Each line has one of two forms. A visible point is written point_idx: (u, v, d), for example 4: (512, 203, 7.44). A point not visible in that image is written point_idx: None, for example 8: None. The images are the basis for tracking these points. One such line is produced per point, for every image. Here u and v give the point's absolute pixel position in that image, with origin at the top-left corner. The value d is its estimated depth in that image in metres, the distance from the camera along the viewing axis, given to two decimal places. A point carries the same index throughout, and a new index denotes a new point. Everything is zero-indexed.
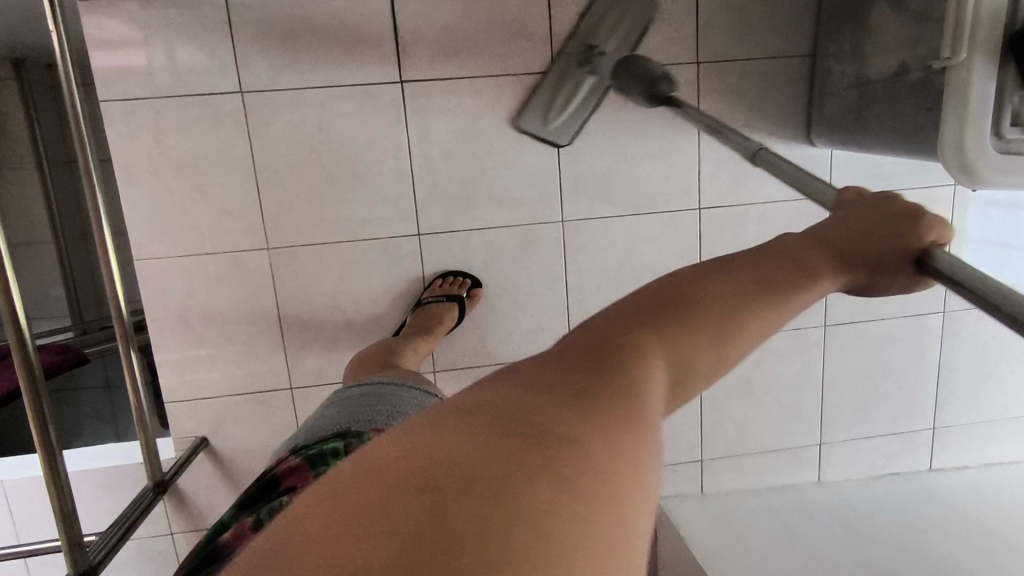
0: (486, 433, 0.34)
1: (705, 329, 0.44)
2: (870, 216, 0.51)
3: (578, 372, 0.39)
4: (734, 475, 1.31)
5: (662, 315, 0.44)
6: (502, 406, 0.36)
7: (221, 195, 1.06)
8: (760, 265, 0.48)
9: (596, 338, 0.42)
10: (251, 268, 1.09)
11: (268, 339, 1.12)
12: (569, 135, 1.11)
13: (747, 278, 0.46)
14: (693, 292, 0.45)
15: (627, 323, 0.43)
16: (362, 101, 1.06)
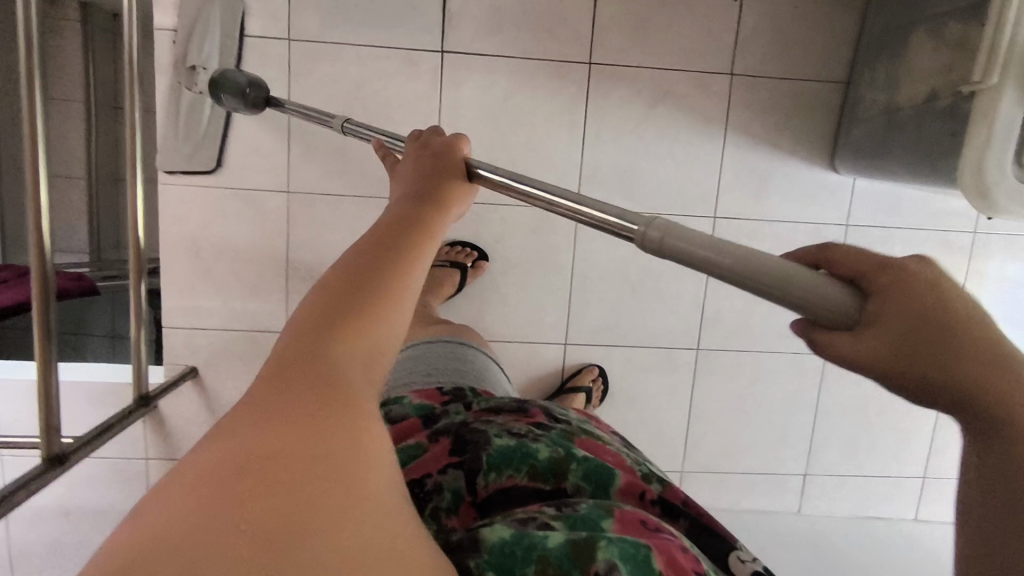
0: (265, 436, 0.39)
1: (381, 301, 0.49)
2: (435, 159, 0.65)
3: (310, 341, 0.45)
4: (712, 491, 1.30)
5: (340, 312, 0.47)
6: (224, 467, 0.37)
7: (252, 134, 1.09)
8: (391, 237, 0.55)
9: (281, 362, 0.44)
10: (269, 208, 1.11)
11: (272, 280, 1.14)
12: (207, 158, 1.08)
13: (383, 253, 0.53)
14: (353, 285, 0.49)
15: (302, 335, 0.46)
16: (401, 64, 1.08)
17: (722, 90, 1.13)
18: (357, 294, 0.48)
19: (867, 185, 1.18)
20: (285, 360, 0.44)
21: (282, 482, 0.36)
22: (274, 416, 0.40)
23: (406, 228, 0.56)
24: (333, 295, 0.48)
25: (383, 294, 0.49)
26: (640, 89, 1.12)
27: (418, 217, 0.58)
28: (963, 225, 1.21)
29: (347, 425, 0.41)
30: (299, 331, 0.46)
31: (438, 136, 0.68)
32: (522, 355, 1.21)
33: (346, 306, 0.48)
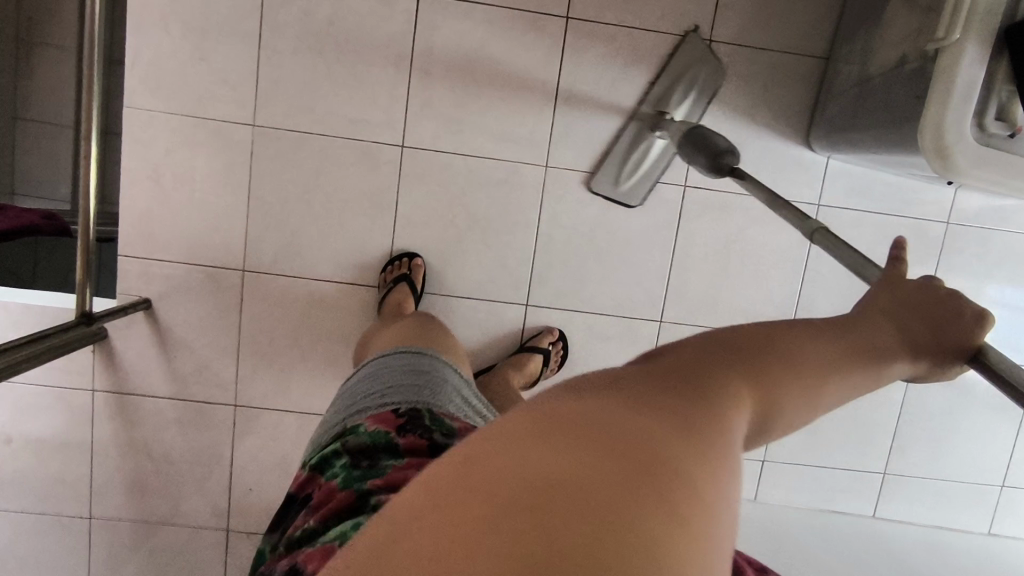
0: (571, 439, 0.33)
1: (788, 368, 0.44)
2: (920, 295, 0.52)
3: (664, 374, 0.41)
4: None
5: (745, 358, 0.43)
6: (573, 413, 0.36)
7: (221, 63, 1.07)
8: (848, 338, 0.48)
9: (681, 365, 0.42)
10: (234, 140, 1.10)
11: (233, 214, 1.12)
12: (639, 198, 1.15)
13: (839, 346, 0.47)
14: (781, 346, 0.45)
15: (716, 359, 0.43)
16: (376, 3, 1.07)
17: (700, 56, 1.12)
18: (710, 377, 0.41)
19: (843, 166, 1.16)
20: (616, 386, 0.39)
21: (574, 501, 0.30)
22: (579, 418, 0.35)
23: (858, 348, 0.47)
24: (718, 365, 0.42)
25: (739, 384, 0.41)
26: (616, 49, 1.11)
27: (874, 344, 0.48)
28: (938, 216, 1.18)
29: (662, 473, 0.32)
30: (658, 372, 0.41)
31: (961, 304, 0.51)
32: (483, 314, 1.18)
33: (702, 374, 0.41)
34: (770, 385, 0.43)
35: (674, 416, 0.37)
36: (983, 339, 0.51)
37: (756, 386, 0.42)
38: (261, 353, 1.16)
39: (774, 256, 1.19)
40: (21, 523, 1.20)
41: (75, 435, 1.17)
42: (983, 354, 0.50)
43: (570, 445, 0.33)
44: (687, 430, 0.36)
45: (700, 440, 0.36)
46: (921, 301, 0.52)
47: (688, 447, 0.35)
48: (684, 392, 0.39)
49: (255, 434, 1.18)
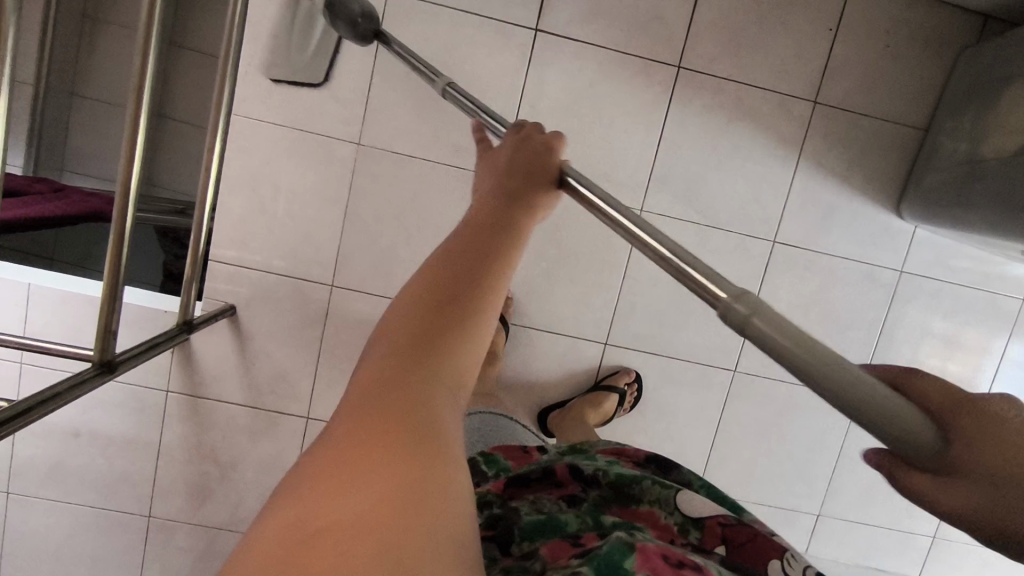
0: (302, 524, 0.34)
1: (454, 325, 0.43)
2: (515, 154, 0.57)
3: (357, 408, 0.39)
4: None
5: (416, 332, 0.43)
6: (291, 531, 0.34)
7: (334, 80, 1.08)
8: (478, 240, 0.48)
9: (362, 401, 0.40)
10: (337, 157, 1.10)
11: (328, 230, 1.12)
12: (322, 73, 1.08)
13: (467, 259, 0.46)
14: (416, 303, 0.44)
15: (378, 369, 0.42)
16: (493, 35, 1.08)
17: (802, 116, 1.13)
18: (406, 352, 0.42)
19: (929, 236, 1.18)
20: (320, 450, 0.38)
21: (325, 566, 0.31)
22: (304, 492, 0.36)
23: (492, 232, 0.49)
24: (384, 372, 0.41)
25: (432, 345, 0.42)
26: (722, 101, 1.12)
27: (506, 216, 0.50)
28: (1015, 292, 1.21)
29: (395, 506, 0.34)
30: (358, 395, 0.41)
31: (535, 138, 0.57)
32: (561, 348, 1.19)
33: (374, 375, 0.41)
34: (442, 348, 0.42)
35: (375, 436, 0.37)
36: (568, 167, 0.57)
37: (447, 338, 0.43)
38: (340, 368, 1.17)
39: (853, 317, 1.20)
40: (79, 515, 1.20)
41: (144, 434, 1.17)
42: (569, 178, 0.56)
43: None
44: (403, 438, 0.38)
45: (410, 464, 0.36)
46: (519, 160, 0.56)
47: (410, 464, 0.36)
48: (379, 418, 0.38)
49: None
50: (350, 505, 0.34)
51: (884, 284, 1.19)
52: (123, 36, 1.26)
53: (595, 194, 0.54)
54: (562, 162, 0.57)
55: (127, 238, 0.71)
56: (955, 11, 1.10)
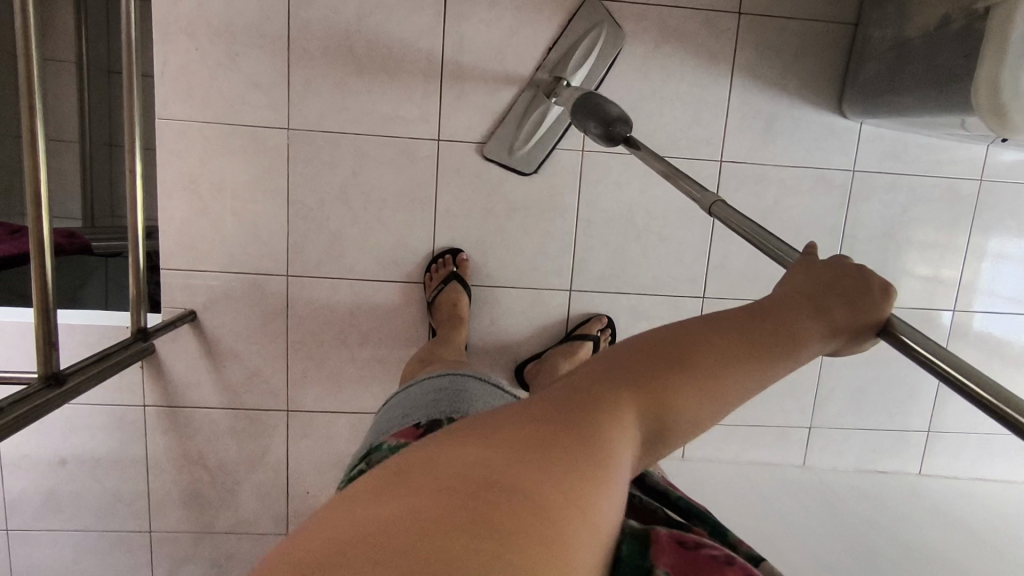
0: (514, 462, 0.41)
1: (684, 380, 0.52)
2: (830, 279, 0.62)
3: (588, 391, 0.49)
4: (717, 444, 1.29)
5: (654, 365, 0.52)
6: (507, 439, 0.43)
7: (252, 68, 1.06)
8: (745, 325, 0.57)
9: (586, 383, 0.50)
10: (268, 146, 1.09)
11: (272, 220, 1.12)
12: (535, 163, 1.13)
13: (728, 340, 0.55)
14: (675, 348, 0.54)
15: (614, 376, 0.51)
16: None
17: (729, 29, 1.11)
18: (639, 392, 0.51)
19: (875, 130, 1.17)
20: (535, 408, 0.47)
21: (537, 508, 0.38)
22: (524, 434, 0.44)
23: (753, 330, 0.57)
24: (616, 383, 0.51)
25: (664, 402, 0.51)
26: (646, 28, 1.10)
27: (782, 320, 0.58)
28: (970, 174, 1.20)
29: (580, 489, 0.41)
30: (587, 381, 0.51)
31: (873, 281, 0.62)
32: (525, 302, 1.19)
33: (612, 387, 0.50)
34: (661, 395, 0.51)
35: (593, 432, 0.45)
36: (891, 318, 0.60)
37: (673, 386, 0.52)
38: (309, 357, 1.17)
39: (813, 225, 1.20)
40: (82, 540, 1.21)
41: (131, 451, 1.18)
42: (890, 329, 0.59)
43: (498, 456, 0.41)
44: (606, 441, 0.46)
45: (603, 457, 0.44)
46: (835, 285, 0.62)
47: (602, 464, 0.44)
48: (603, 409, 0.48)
49: (309, 438, 1.21)
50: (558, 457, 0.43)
51: (839, 186, 1.19)
52: (53, 68, 1.23)
53: (904, 335, 0.57)
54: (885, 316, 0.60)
55: (46, 246, 0.70)
56: None
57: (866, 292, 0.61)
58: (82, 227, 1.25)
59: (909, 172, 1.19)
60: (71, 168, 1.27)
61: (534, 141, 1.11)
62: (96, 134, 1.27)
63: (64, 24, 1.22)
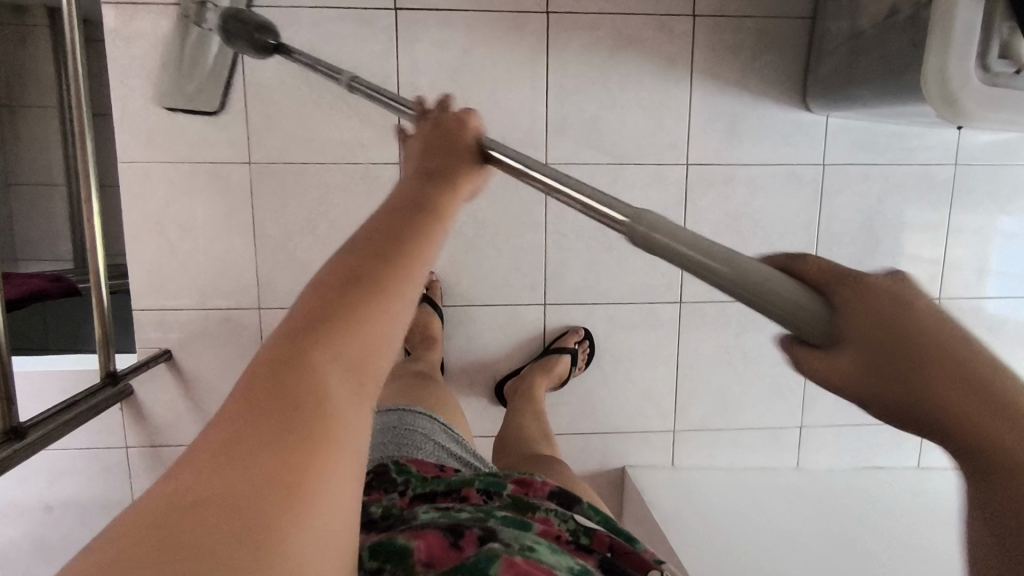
0: (228, 466, 0.35)
1: (373, 304, 0.45)
2: (440, 141, 0.60)
3: (282, 367, 0.40)
4: (708, 449, 1.27)
5: (336, 311, 0.44)
6: (185, 483, 0.35)
7: (210, 105, 1.07)
8: (387, 237, 0.49)
9: (278, 356, 0.41)
10: (232, 181, 1.09)
11: (242, 255, 1.12)
12: (321, 99, 1.03)
13: (385, 250, 0.48)
14: (339, 279, 0.45)
15: (297, 335, 0.42)
16: (355, 24, 1.06)
17: (684, 32, 1.10)
18: (329, 313, 0.43)
19: (843, 122, 1.16)
20: (227, 419, 0.38)
21: (244, 527, 0.32)
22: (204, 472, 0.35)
23: (411, 215, 0.52)
24: (304, 339, 0.42)
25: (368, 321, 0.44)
26: (600, 37, 1.10)
27: (429, 199, 0.54)
28: (944, 160, 1.18)
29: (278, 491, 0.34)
30: (273, 356, 0.42)
31: (455, 122, 0.61)
32: (501, 319, 1.18)
33: (302, 350, 0.41)
34: (357, 328, 0.43)
35: (298, 419, 0.38)
36: (483, 138, 0.60)
37: (364, 316, 0.44)
38: None
39: (787, 222, 1.18)
40: None
41: (119, 494, 1.18)
42: (493, 154, 0.59)
43: (160, 519, 0.32)
44: (307, 418, 0.38)
45: (306, 439, 0.37)
46: (442, 136, 0.60)
47: (306, 446, 0.37)
48: (294, 381, 0.40)
49: None
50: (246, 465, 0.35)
51: (810, 180, 1.17)
52: (39, 117, 1.24)
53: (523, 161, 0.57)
54: (478, 138, 0.60)
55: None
56: None
57: (452, 134, 0.60)
58: (69, 270, 1.26)
59: (882, 162, 1.17)
60: (58, 212, 1.27)
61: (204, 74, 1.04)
62: (77, 177, 1.27)
63: (43, 72, 1.23)
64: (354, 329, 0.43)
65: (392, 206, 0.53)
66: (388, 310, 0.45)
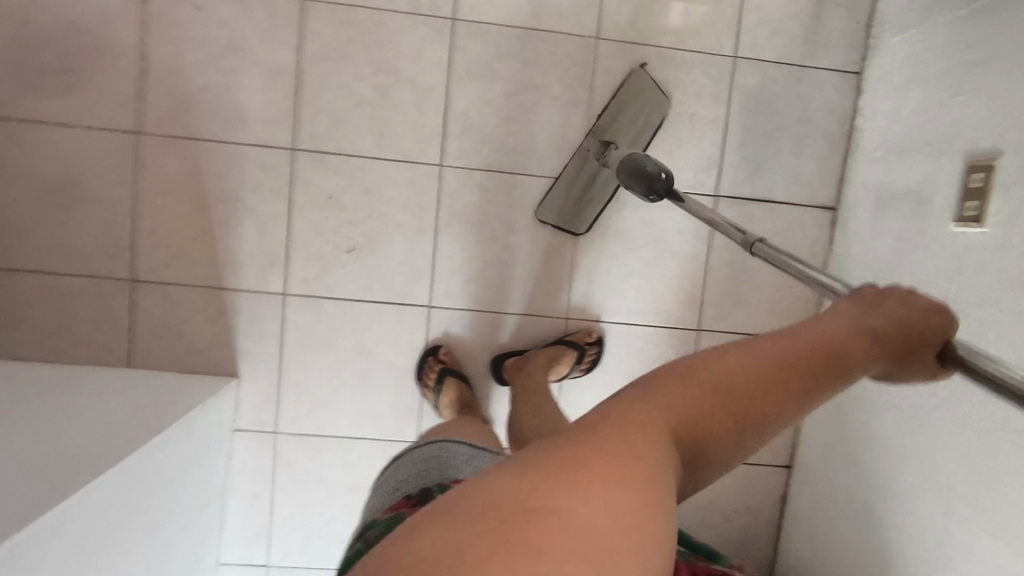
0: (545, 462, 0.44)
1: (720, 389, 0.50)
2: (879, 304, 0.60)
3: (620, 429, 0.46)
4: (253, 465, 1.17)
5: (695, 389, 0.50)
6: (491, 491, 0.41)
7: (650, 13, 1.13)
8: (778, 347, 0.53)
9: (621, 411, 0.48)
10: (581, 18, 1.12)
11: (508, 13, 1.11)
12: None
13: (755, 364, 0.51)
14: (702, 368, 0.51)
15: (649, 399, 0.49)
16: (707, 161, 1.16)
17: None
18: (700, 407, 0.49)
19: None
20: (544, 452, 0.45)
21: (529, 539, 0.38)
22: (530, 480, 0.42)
23: (812, 356, 0.53)
24: (667, 417, 0.48)
25: (707, 390, 0.49)
26: None
27: (849, 354, 0.55)
28: None
29: (592, 545, 0.39)
30: (614, 415, 0.47)
31: (901, 293, 0.62)
32: (418, 263, 1.15)
33: (656, 411, 0.48)
34: (706, 422, 0.49)
35: (636, 476, 0.43)
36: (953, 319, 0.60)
37: (719, 408, 0.49)
38: (362, 32, 1.10)
39: None
40: None
41: None
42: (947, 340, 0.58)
43: (482, 518, 0.39)
44: (638, 477, 0.43)
45: (623, 491, 0.42)
46: (887, 306, 0.60)
47: (629, 504, 0.42)
48: (636, 436, 0.46)
49: (268, 22, 1.08)
50: (578, 506, 0.41)
51: None
52: None
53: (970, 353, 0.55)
54: (940, 317, 0.59)
55: None
56: (772, 563, 1.27)
57: (914, 299, 0.61)
58: None
59: None
60: None
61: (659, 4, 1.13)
62: None
63: None
64: (712, 414, 0.49)
65: (811, 349, 0.54)
66: (734, 429, 0.49)
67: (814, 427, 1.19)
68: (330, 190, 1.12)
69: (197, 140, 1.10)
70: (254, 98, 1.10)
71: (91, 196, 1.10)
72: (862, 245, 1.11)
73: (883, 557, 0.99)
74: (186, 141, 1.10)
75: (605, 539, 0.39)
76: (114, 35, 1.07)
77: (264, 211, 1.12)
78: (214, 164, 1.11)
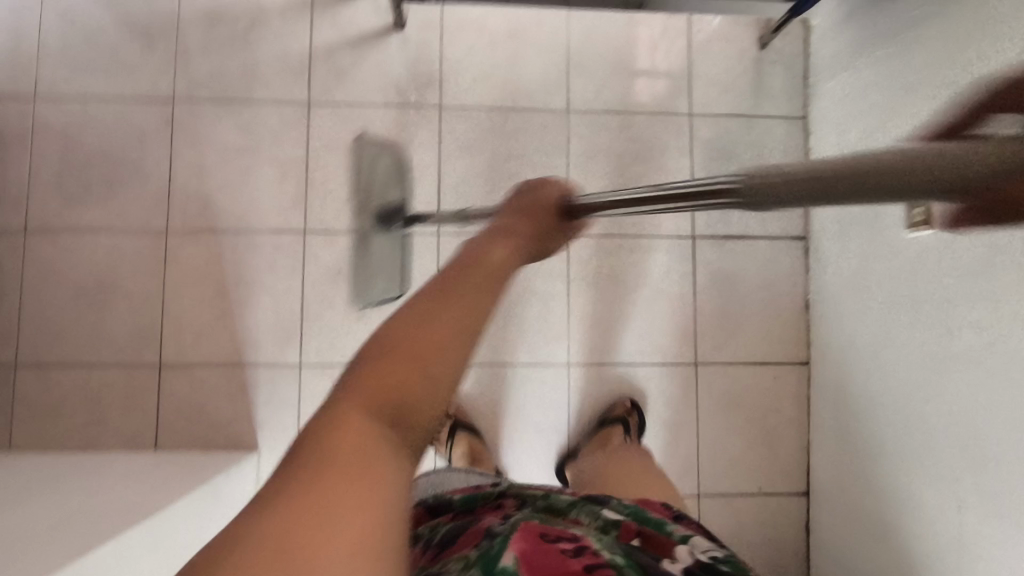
0: (278, 484, 0.39)
1: (424, 331, 0.45)
2: (528, 203, 0.69)
3: (346, 416, 0.42)
4: None
5: (371, 353, 0.44)
6: (245, 531, 0.37)
7: (613, 85, 1.28)
8: (445, 280, 0.50)
9: (347, 395, 0.43)
10: (553, 95, 1.27)
11: (489, 97, 1.27)
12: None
13: (428, 301, 0.47)
14: (386, 333, 0.46)
15: (356, 377, 0.44)
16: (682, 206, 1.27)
17: (687, 488, 1.24)
18: (394, 358, 0.44)
19: None
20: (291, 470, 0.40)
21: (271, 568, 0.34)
22: (276, 510, 0.37)
23: (458, 269, 0.52)
24: (355, 395, 0.42)
25: (406, 330, 0.45)
26: (679, 413, 1.25)
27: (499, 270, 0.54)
28: None
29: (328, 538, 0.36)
30: (346, 402, 0.43)
31: (545, 187, 0.71)
32: None
33: (360, 385, 0.43)
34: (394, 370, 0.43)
35: (361, 467, 0.39)
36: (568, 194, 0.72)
37: (417, 345, 0.44)
38: (363, 125, 1.25)
39: None
40: None
41: None
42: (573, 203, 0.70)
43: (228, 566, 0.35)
44: (365, 465, 0.40)
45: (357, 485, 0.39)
46: (523, 205, 0.68)
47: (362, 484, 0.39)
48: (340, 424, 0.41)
49: (280, 124, 1.24)
50: (313, 519, 0.37)
51: None
52: None
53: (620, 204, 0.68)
54: (558, 195, 0.71)
55: None
56: None
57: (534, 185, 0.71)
58: None
59: None
60: None
61: (620, 77, 1.28)
62: None
63: None
64: (411, 358, 0.44)
65: (463, 269, 0.52)
66: (446, 350, 0.45)
67: (823, 447, 1.21)
68: (341, 264, 1.23)
69: (219, 231, 1.22)
70: (269, 190, 1.23)
71: (124, 289, 1.20)
72: (834, 266, 1.19)
73: (908, 567, 0.98)
74: (209, 233, 1.22)
75: (342, 535, 0.36)
76: (146, 148, 1.22)
77: (282, 288, 1.22)
78: (235, 250, 1.22)
